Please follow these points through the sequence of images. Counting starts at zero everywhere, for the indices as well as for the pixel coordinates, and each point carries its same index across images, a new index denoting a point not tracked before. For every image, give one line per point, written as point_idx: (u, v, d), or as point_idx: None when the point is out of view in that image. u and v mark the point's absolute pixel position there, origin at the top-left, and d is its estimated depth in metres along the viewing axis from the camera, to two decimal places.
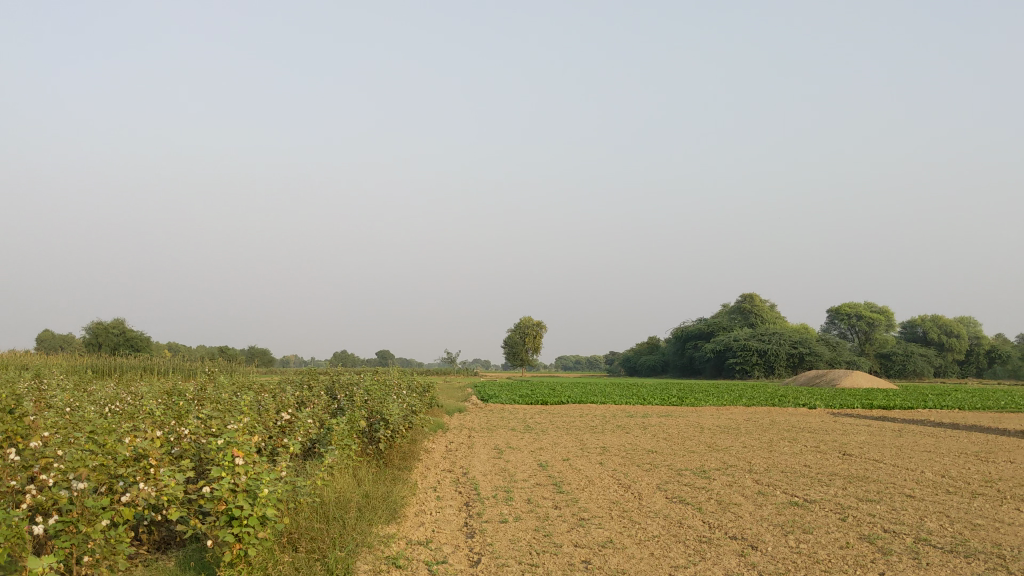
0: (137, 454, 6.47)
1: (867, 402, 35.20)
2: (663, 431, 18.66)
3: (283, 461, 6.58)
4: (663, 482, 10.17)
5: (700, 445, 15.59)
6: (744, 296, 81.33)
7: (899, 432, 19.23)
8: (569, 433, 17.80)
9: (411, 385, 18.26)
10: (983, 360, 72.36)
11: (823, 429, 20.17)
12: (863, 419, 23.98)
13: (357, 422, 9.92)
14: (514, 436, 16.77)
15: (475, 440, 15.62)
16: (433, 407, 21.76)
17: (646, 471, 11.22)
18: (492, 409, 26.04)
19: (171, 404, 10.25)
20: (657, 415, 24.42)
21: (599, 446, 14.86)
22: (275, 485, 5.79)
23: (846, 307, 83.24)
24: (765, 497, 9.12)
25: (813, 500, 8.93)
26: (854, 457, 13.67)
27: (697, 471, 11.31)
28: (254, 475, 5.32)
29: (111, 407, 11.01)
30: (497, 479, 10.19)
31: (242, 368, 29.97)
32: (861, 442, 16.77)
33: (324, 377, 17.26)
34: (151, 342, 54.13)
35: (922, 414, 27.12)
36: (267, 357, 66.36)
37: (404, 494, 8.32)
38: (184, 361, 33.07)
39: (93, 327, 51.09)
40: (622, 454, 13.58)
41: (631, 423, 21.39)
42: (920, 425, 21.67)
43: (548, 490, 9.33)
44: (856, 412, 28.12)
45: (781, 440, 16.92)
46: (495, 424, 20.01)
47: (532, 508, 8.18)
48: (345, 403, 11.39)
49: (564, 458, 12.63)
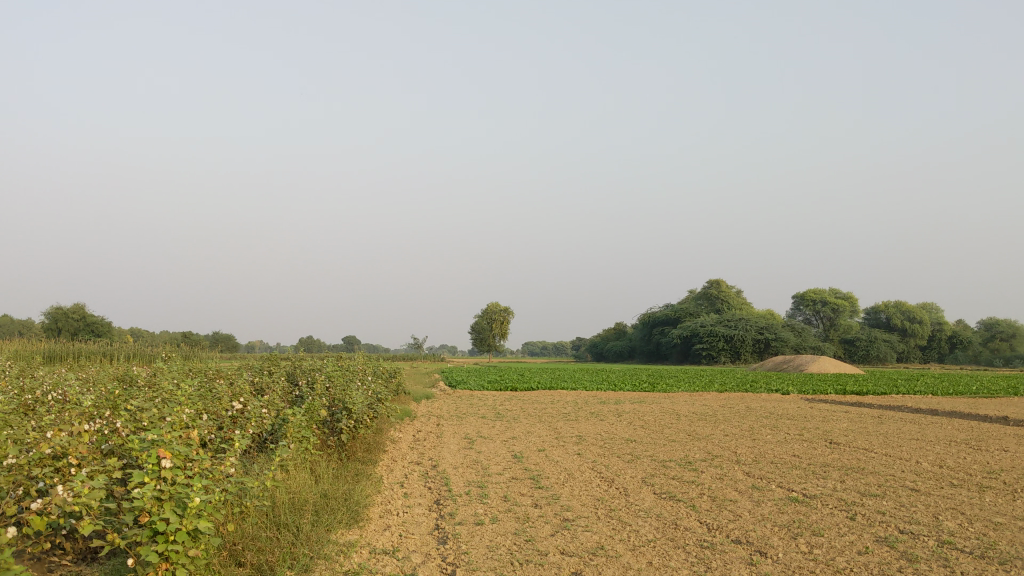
0: (58, 453, 5.61)
1: (838, 387, 34.84)
2: (639, 418, 18.00)
3: (227, 460, 5.74)
4: (650, 475, 9.43)
5: (681, 433, 14.85)
6: (711, 281, 81.06)
7: (882, 418, 18.66)
8: (542, 421, 17.08)
9: (377, 372, 17.43)
10: (944, 346, 72.85)
11: (801, 415, 19.61)
12: (840, 406, 23.47)
13: (317, 411, 9.09)
14: (485, 424, 16.02)
15: (444, 429, 14.77)
16: (400, 395, 20.88)
17: (628, 463, 10.47)
18: (461, 396, 25.24)
19: (113, 392, 9.38)
20: (629, 402, 23.78)
21: (574, 435, 14.11)
22: (215, 495, 4.95)
23: (812, 292, 83.21)
24: (761, 492, 8.41)
25: (814, 496, 8.26)
26: (842, 446, 12.98)
27: (683, 463, 10.59)
28: (187, 480, 4.49)
29: (49, 395, 10.10)
30: (470, 473, 9.39)
31: (203, 354, 29.03)
32: (845, 429, 16.15)
33: (286, 363, 16.42)
34: (112, 326, 52.63)
35: (896, 400, 26.68)
36: (233, 342, 65.02)
37: (368, 492, 7.52)
38: (143, 347, 31.91)
39: (52, 311, 49.55)
40: (600, 443, 12.86)
41: (604, 409, 20.77)
42: (899, 412, 21.13)
43: (526, 486, 8.54)
44: (829, 398, 27.61)
45: (763, 428, 16.26)
46: (464, 411, 19.30)
47: (510, 507, 7.40)
48: (304, 390, 10.56)
49: (539, 449, 11.85)
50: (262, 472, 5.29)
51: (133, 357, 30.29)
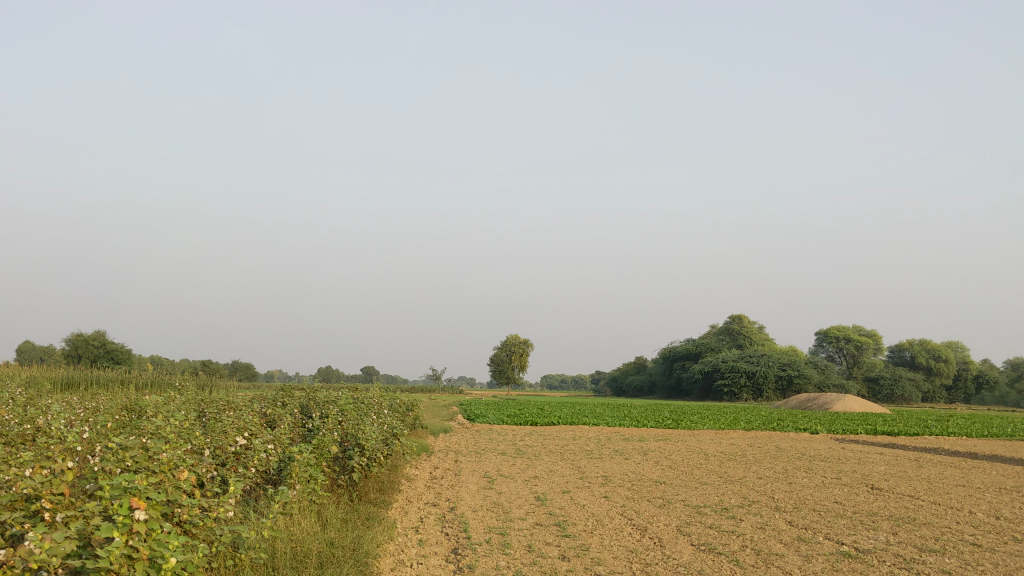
0: (31, 497, 4.97)
1: (867, 427, 33.82)
2: (665, 457, 17.26)
3: (219, 509, 5.10)
4: (685, 523, 8.73)
5: (712, 475, 14.12)
6: (733, 316, 80.04)
7: (921, 462, 17.81)
8: (564, 459, 16.37)
9: (393, 405, 16.78)
10: (971, 386, 71.37)
11: (835, 457, 18.80)
12: (874, 447, 22.58)
13: (327, 448, 8.48)
14: (505, 461, 15.34)
15: (463, 467, 14.09)
16: (417, 429, 20.24)
17: (660, 508, 9.77)
18: (481, 431, 24.54)
19: (113, 423, 8.83)
20: (653, 440, 22.96)
21: (599, 476, 13.38)
22: (202, 553, 4.30)
23: (835, 329, 81.91)
24: (808, 545, 7.72)
25: (867, 551, 7.56)
26: (886, 492, 12.20)
27: (718, 509, 9.87)
28: (167, 534, 3.85)
29: (47, 423, 9.56)
30: (490, 517, 8.73)
31: (218, 383, 28.61)
32: (885, 473, 15.35)
33: (300, 394, 15.81)
34: (132, 354, 52.28)
35: (930, 443, 25.75)
36: (251, 371, 64.64)
37: (379, 540, 6.88)
38: (161, 374, 31.42)
39: (72, 338, 49.25)
40: (626, 484, 12.16)
41: (628, 447, 20.03)
42: (937, 454, 20.23)
43: (551, 534, 7.86)
44: (860, 439, 26.70)
45: (798, 470, 15.49)
46: (483, 447, 18.61)
47: (535, 559, 6.75)
48: (315, 424, 9.96)
49: (563, 490, 11.17)
50: (253, 520, 4.65)
51: (148, 387, 29.82)
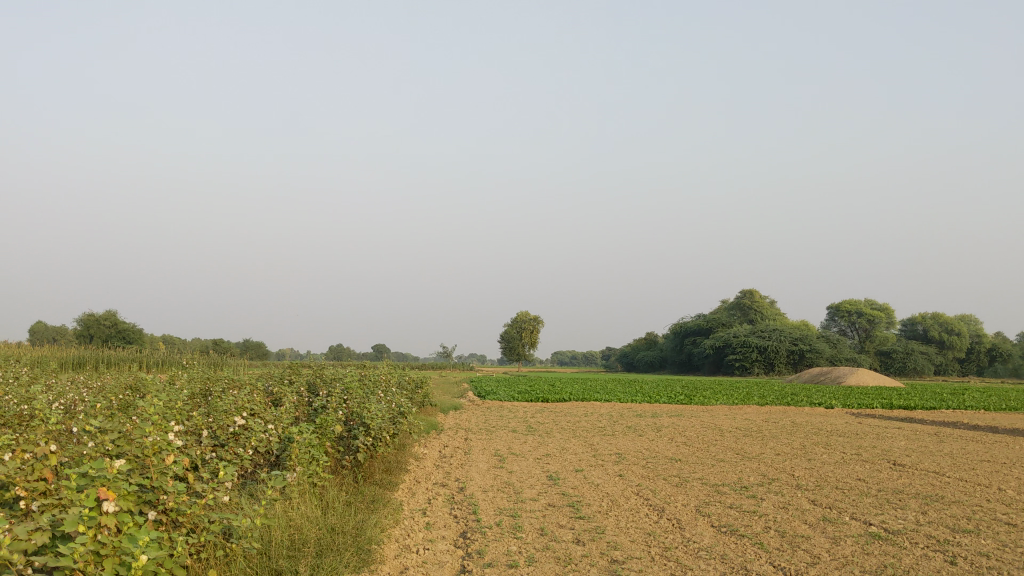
0: (5, 484, 4.59)
1: (881, 401, 33.34)
2: (680, 434, 16.88)
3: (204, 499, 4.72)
4: (704, 503, 8.36)
5: (728, 452, 13.74)
6: (744, 290, 79.41)
7: (941, 436, 17.38)
8: (576, 436, 16.02)
9: (401, 382, 16.45)
10: (984, 358, 70.78)
11: (853, 432, 18.39)
12: (891, 421, 22.18)
13: (331, 428, 8.13)
14: (516, 439, 14.99)
15: (474, 445, 13.74)
16: (426, 407, 19.92)
17: (676, 487, 9.41)
18: (492, 407, 24.24)
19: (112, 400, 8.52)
20: (665, 415, 22.58)
21: (612, 453, 13.02)
22: (180, 552, 3.94)
23: (847, 303, 81.05)
24: (835, 526, 7.34)
25: (897, 532, 7.18)
26: (910, 469, 11.79)
27: (737, 488, 9.50)
28: (139, 530, 3.47)
29: (44, 401, 9.26)
30: (501, 498, 8.38)
31: (229, 361, 28.33)
32: (906, 448, 14.95)
33: (307, 372, 15.51)
34: (143, 333, 52.16)
35: (947, 416, 25.32)
36: (263, 350, 64.47)
37: (384, 524, 6.55)
38: (171, 354, 31.11)
39: (83, 319, 49.02)
40: (641, 463, 11.80)
41: (640, 423, 19.64)
42: (956, 428, 19.80)
43: (564, 515, 7.51)
44: (875, 413, 26.29)
45: (816, 445, 15.12)
46: (494, 425, 18.30)
47: (548, 543, 6.39)
48: (320, 403, 9.61)
49: (576, 469, 10.81)
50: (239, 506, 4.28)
51: (159, 366, 29.62)
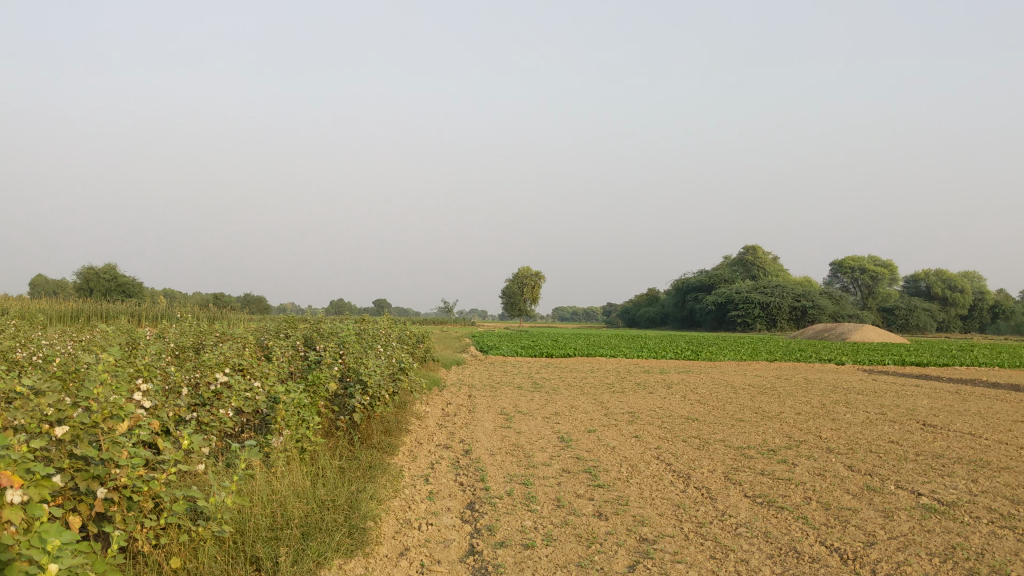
0: None
1: (893, 358, 32.57)
2: (692, 391, 16.15)
3: (162, 476, 4.02)
4: (733, 469, 7.63)
5: (747, 411, 12.98)
6: (748, 246, 78.28)
7: (962, 395, 16.64)
8: (585, 394, 15.29)
9: (402, 336, 15.69)
10: (987, 315, 70.17)
11: (869, 390, 17.67)
12: (906, 378, 21.46)
13: (325, 385, 7.39)
14: (523, 397, 14.24)
15: (479, 403, 13.00)
16: (428, 362, 19.19)
17: (699, 450, 8.70)
18: (495, 363, 23.51)
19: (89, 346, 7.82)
20: (674, 372, 21.87)
21: (625, 412, 12.26)
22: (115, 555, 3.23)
23: (851, 259, 80.17)
24: (883, 497, 6.63)
25: (953, 504, 6.46)
26: (943, 430, 11.06)
27: (764, 451, 8.77)
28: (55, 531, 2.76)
29: (19, 357, 8.59)
30: (511, 463, 7.65)
31: (228, 315, 27.48)
32: (930, 408, 14.21)
33: (304, 325, 14.71)
34: (143, 287, 51.30)
35: (962, 374, 24.62)
36: (264, 304, 63.70)
37: (381, 495, 5.82)
38: (168, 308, 30.22)
39: (83, 271, 48.13)
40: (657, 423, 11.03)
41: (651, 379, 18.89)
42: (974, 386, 19.11)
43: (581, 483, 6.79)
44: (885, 369, 25.59)
45: (837, 404, 14.40)
46: (498, 381, 17.58)
47: (568, 518, 5.64)
48: (315, 357, 8.89)
49: (588, 430, 10.07)
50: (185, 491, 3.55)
51: (157, 321, 28.90)
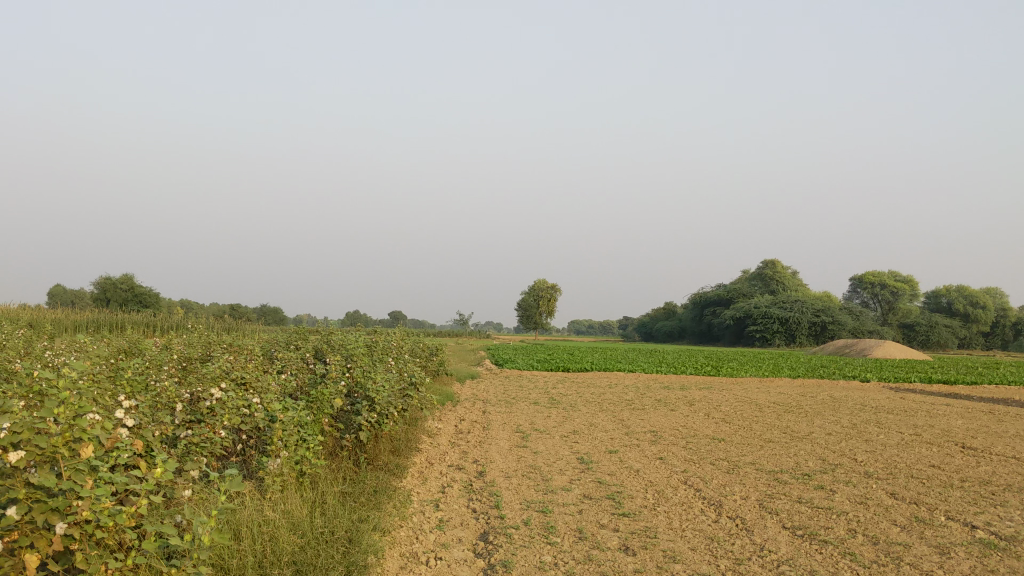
0: None
1: (917, 375, 31.81)
2: (715, 409, 15.55)
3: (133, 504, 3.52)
4: (768, 496, 7.08)
5: (774, 430, 12.40)
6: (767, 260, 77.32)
7: (995, 415, 15.98)
8: (604, 410, 14.72)
9: (414, 349, 15.16)
10: (1009, 332, 69.09)
11: (899, 408, 17.03)
12: (933, 397, 20.79)
13: (329, 401, 6.89)
14: (540, 413, 13.71)
15: (493, 419, 12.45)
16: (440, 376, 18.66)
17: (728, 474, 8.14)
18: (512, 377, 22.95)
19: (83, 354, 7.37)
20: (695, 388, 21.27)
21: (647, 431, 11.69)
22: None
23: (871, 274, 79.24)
24: (935, 530, 6.07)
25: (1013, 538, 5.90)
26: (982, 454, 10.45)
27: (798, 476, 8.21)
28: None
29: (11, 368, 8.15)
30: (528, 487, 7.12)
31: (242, 326, 27.01)
32: (965, 428, 13.59)
33: (315, 337, 14.21)
34: (160, 298, 51.03)
35: (991, 392, 23.89)
36: (280, 315, 63.38)
37: (385, 525, 5.31)
38: (181, 319, 29.75)
39: (100, 281, 47.88)
40: (680, 443, 10.47)
41: (671, 396, 18.30)
42: (1006, 406, 18.42)
43: (605, 511, 6.26)
44: (913, 387, 24.84)
45: (867, 424, 13.78)
46: (514, 396, 17.02)
47: (591, 553, 5.12)
48: (321, 369, 8.38)
49: (609, 450, 9.52)
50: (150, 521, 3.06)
51: (170, 331, 28.48)
